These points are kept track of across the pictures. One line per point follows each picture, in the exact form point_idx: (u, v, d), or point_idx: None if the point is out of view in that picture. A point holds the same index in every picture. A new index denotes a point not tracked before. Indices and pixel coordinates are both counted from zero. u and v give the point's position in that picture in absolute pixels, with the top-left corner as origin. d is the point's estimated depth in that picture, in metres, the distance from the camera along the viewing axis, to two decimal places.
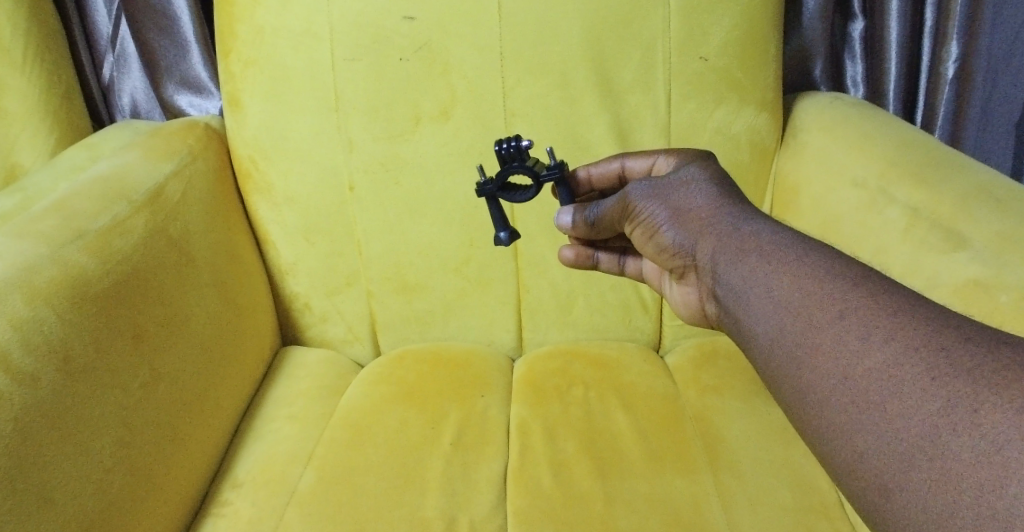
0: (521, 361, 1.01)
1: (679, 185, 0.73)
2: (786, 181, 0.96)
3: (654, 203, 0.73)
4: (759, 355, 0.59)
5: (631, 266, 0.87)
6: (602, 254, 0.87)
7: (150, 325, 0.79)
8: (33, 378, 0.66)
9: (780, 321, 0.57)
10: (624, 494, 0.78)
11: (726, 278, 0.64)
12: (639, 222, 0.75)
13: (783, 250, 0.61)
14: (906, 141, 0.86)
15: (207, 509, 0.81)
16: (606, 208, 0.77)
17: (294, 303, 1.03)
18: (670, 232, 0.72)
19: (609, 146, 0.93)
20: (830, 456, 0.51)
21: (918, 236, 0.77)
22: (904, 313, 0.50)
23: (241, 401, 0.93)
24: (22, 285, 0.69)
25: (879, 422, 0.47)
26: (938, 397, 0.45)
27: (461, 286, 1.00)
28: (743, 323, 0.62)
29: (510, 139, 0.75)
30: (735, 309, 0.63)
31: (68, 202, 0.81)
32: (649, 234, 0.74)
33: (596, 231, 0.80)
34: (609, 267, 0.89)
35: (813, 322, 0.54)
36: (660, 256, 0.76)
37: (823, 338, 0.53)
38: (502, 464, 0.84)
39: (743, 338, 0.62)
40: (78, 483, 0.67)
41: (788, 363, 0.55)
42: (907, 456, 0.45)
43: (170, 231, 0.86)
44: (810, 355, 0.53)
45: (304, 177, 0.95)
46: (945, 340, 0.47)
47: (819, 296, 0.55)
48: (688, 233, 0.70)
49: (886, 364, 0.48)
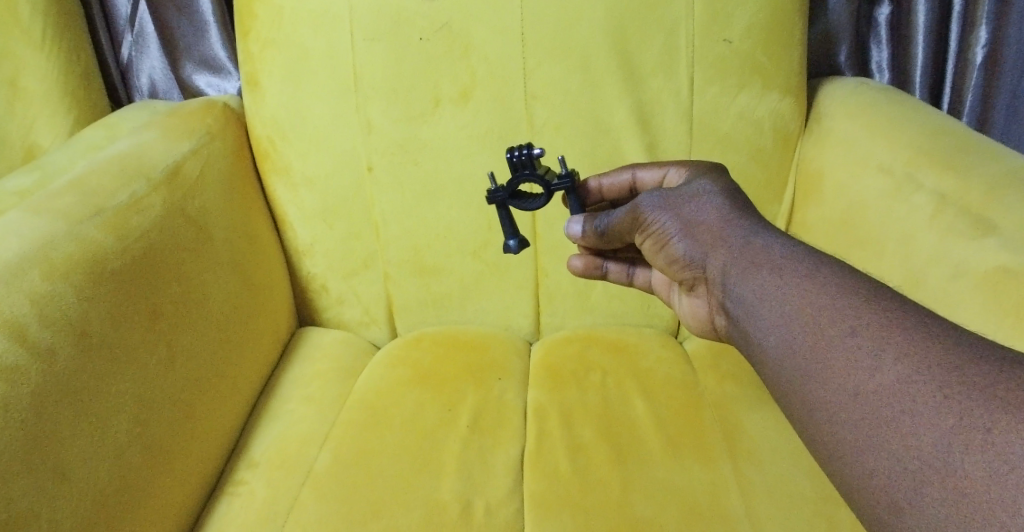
0: (538, 345, 1.00)
1: (692, 196, 0.71)
2: (809, 167, 0.94)
3: (665, 215, 0.72)
4: (768, 369, 0.59)
5: (640, 277, 0.87)
6: (611, 265, 0.86)
7: (167, 304, 0.79)
8: (50, 353, 0.66)
9: (791, 337, 0.57)
10: (641, 481, 0.77)
11: (736, 291, 0.64)
12: (650, 233, 0.73)
13: (795, 264, 0.61)
14: (927, 128, 0.84)
15: (222, 487, 0.82)
16: (616, 219, 0.76)
17: (311, 285, 1.02)
18: (681, 245, 0.71)
19: (631, 129, 0.92)
20: (841, 472, 0.51)
21: (945, 222, 0.76)
22: (916, 330, 0.50)
23: (257, 382, 0.92)
24: (41, 261, 0.70)
25: (891, 439, 0.47)
26: (950, 415, 0.45)
27: (479, 269, 0.99)
28: (752, 337, 0.62)
29: (522, 146, 0.74)
30: (744, 323, 0.63)
31: (87, 180, 0.81)
32: (659, 246, 0.73)
33: (605, 240, 0.78)
34: (617, 278, 0.88)
35: (824, 337, 0.54)
36: (670, 269, 0.75)
37: (834, 354, 0.53)
38: (518, 447, 0.83)
39: (753, 352, 0.62)
40: (97, 458, 0.67)
41: (798, 378, 0.55)
42: (918, 475, 0.45)
43: (189, 209, 0.86)
44: (822, 371, 0.53)
45: (323, 159, 0.94)
46: (957, 358, 0.47)
47: (830, 311, 0.55)
48: (699, 246, 0.70)
49: (898, 382, 0.48)
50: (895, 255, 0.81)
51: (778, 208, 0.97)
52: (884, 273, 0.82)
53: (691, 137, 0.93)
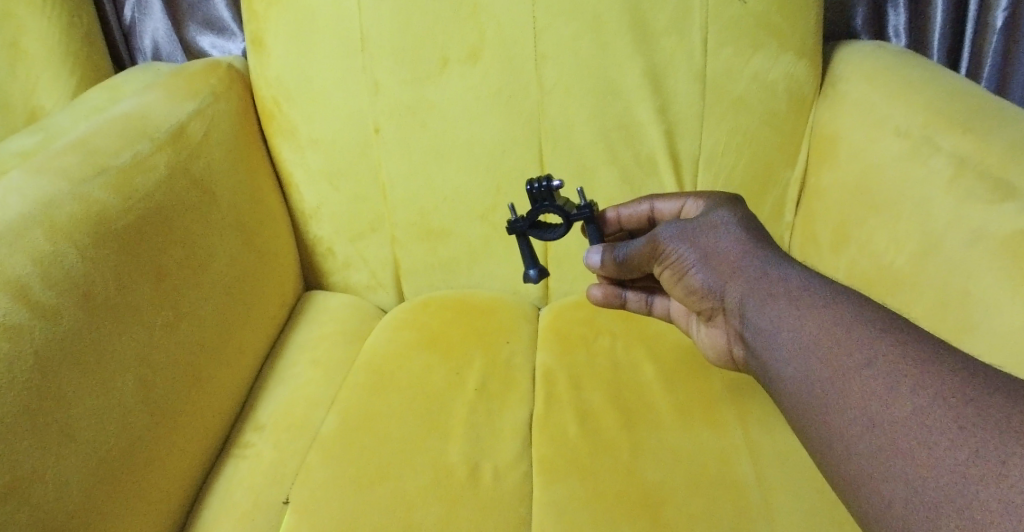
0: (547, 310, 1.00)
1: (710, 228, 0.76)
2: (823, 130, 0.92)
3: (684, 246, 0.77)
4: (790, 399, 0.62)
5: (659, 306, 0.91)
6: (630, 294, 0.90)
7: (172, 265, 0.78)
8: (54, 312, 0.66)
9: (811, 368, 0.60)
10: (650, 445, 0.77)
11: (757, 322, 0.68)
12: (670, 263, 0.79)
13: (814, 298, 0.64)
14: (947, 91, 0.83)
15: (229, 450, 0.81)
16: (636, 249, 0.80)
17: (317, 248, 1.01)
18: (700, 274, 0.76)
19: (643, 91, 0.90)
20: (860, 500, 0.53)
21: (964, 186, 0.74)
22: (931, 363, 0.53)
23: (264, 345, 0.92)
24: (43, 220, 0.69)
25: (906, 470, 0.50)
26: (965, 446, 0.48)
27: (487, 233, 0.98)
28: (773, 368, 0.65)
29: (541, 178, 0.76)
30: (765, 354, 0.67)
31: (90, 139, 0.79)
32: (679, 276, 0.78)
33: (624, 269, 0.82)
34: (637, 307, 0.92)
35: (842, 369, 0.57)
36: (690, 297, 0.79)
37: (852, 386, 0.56)
38: (526, 411, 0.83)
39: (774, 383, 0.65)
40: (101, 421, 0.67)
41: (817, 408, 0.58)
42: (934, 504, 0.48)
43: (193, 170, 0.85)
44: (840, 402, 0.56)
45: (329, 120, 0.93)
46: (972, 390, 0.50)
47: (848, 344, 0.58)
48: (717, 276, 0.74)
49: (914, 412, 0.51)
50: (911, 220, 0.79)
51: (791, 173, 0.95)
52: (898, 239, 0.80)
53: (703, 99, 0.91)
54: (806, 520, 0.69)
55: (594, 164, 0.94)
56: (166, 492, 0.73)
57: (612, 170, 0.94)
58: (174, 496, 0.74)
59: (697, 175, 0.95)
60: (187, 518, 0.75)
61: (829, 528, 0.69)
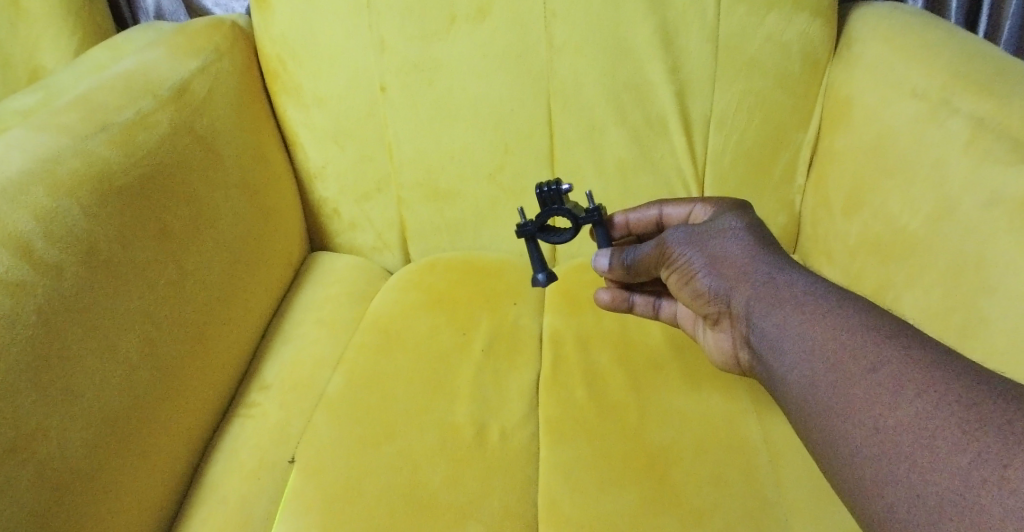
0: (554, 272, 0.99)
1: (718, 233, 0.73)
2: (837, 92, 0.90)
3: (692, 250, 0.74)
4: (793, 404, 0.61)
5: (666, 310, 0.85)
6: (637, 297, 0.86)
7: (177, 224, 0.78)
8: (57, 269, 0.65)
9: (814, 373, 0.59)
10: (657, 407, 0.77)
11: (760, 326, 0.66)
12: (676, 268, 0.76)
13: (818, 301, 0.63)
14: (965, 51, 0.80)
15: (234, 410, 0.81)
16: (643, 253, 0.78)
17: (323, 209, 1.00)
18: (706, 279, 0.73)
19: (654, 49, 0.88)
20: (862, 504, 0.52)
21: (981, 148, 0.72)
22: (935, 368, 0.52)
23: (269, 304, 0.91)
24: (45, 176, 0.68)
25: (909, 474, 0.49)
26: (968, 451, 0.46)
27: (494, 195, 0.97)
28: (776, 372, 0.64)
29: (551, 182, 0.76)
30: (767, 358, 0.65)
31: (92, 96, 0.78)
32: (685, 280, 0.75)
33: (632, 273, 0.80)
34: (644, 311, 0.86)
35: (847, 374, 0.56)
36: (695, 303, 0.76)
37: (856, 391, 0.54)
38: (533, 372, 0.82)
39: (777, 387, 0.64)
40: (105, 381, 0.66)
41: (820, 414, 0.57)
42: (937, 508, 0.47)
43: (197, 127, 0.83)
44: (843, 408, 0.55)
45: (335, 78, 0.91)
46: (976, 397, 0.49)
47: (852, 348, 0.57)
48: (725, 282, 0.71)
49: (918, 417, 0.50)
50: (927, 182, 0.76)
51: (803, 136, 0.93)
52: (913, 201, 0.78)
53: (716, 59, 0.89)
54: (813, 485, 0.69)
55: (603, 124, 0.92)
56: (171, 450, 0.72)
57: (622, 131, 0.92)
58: (180, 455, 0.74)
59: (707, 137, 0.93)
60: (193, 477, 0.75)
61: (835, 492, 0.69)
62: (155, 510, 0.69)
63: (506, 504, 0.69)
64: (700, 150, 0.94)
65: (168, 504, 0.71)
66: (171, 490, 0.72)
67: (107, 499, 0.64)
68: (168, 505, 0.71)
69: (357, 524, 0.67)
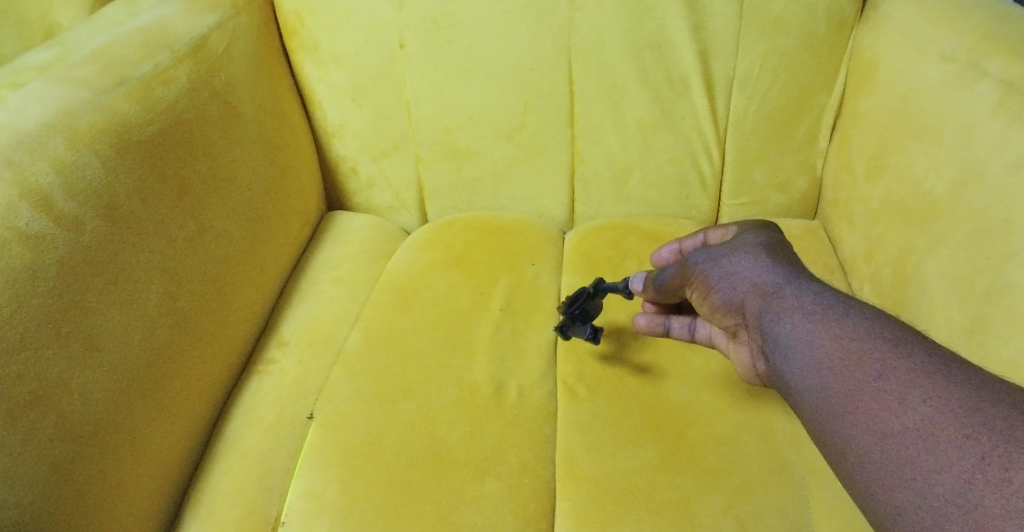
0: (572, 234, 0.99)
1: (734, 249, 0.70)
2: (863, 54, 0.88)
3: (709, 266, 0.71)
4: (800, 411, 0.60)
5: (703, 332, 0.75)
6: (673, 320, 0.77)
7: (194, 179, 0.77)
8: (77, 222, 0.65)
9: (821, 382, 0.57)
10: (676, 368, 0.77)
11: (770, 334, 0.63)
12: (696, 286, 0.72)
13: (824, 307, 0.61)
14: (996, 14, 0.78)
15: (253, 366, 0.81)
16: (668, 274, 0.75)
17: (340, 168, 1.00)
18: (722, 293, 0.69)
19: (678, 8, 0.86)
20: (868, 509, 0.52)
21: (1010, 110, 0.70)
22: (940, 375, 0.51)
23: (287, 262, 0.91)
24: (65, 129, 0.67)
25: (914, 478, 0.49)
26: (971, 455, 0.47)
27: (512, 154, 0.96)
28: (784, 380, 0.62)
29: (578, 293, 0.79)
30: (778, 367, 0.62)
31: (110, 50, 0.77)
32: (704, 296, 0.72)
33: (663, 296, 0.78)
34: (680, 335, 0.77)
35: (853, 381, 0.55)
36: (714, 317, 0.72)
37: (863, 399, 0.54)
38: (551, 331, 0.83)
39: (786, 395, 0.62)
40: (125, 341, 0.66)
41: (827, 421, 0.56)
42: (941, 512, 0.47)
43: (214, 83, 0.83)
44: (849, 414, 0.54)
45: (353, 34, 0.90)
46: (979, 401, 0.49)
47: (858, 355, 0.56)
48: (737, 293, 0.68)
49: (922, 423, 0.50)
50: (954, 145, 0.75)
51: (827, 99, 0.92)
52: (938, 164, 0.76)
53: (741, 19, 0.87)
54: None
55: (624, 84, 0.91)
56: (191, 405, 0.73)
57: (643, 90, 0.91)
58: (200, 409, 0.74)
59: (729, 98, 0.92)
60: (213, 430, 0.76)
61: None
62: (174, 462, 0.70)
63: (523, 460, 0.70)
64: (722, 111, 0.93)
65: (187, 455, 0.72)
66: (191, 443, 0.73)
67: (128, 451, 0.65)
68: (187, 457, 0.72)
69: (376, 478, 0.68)
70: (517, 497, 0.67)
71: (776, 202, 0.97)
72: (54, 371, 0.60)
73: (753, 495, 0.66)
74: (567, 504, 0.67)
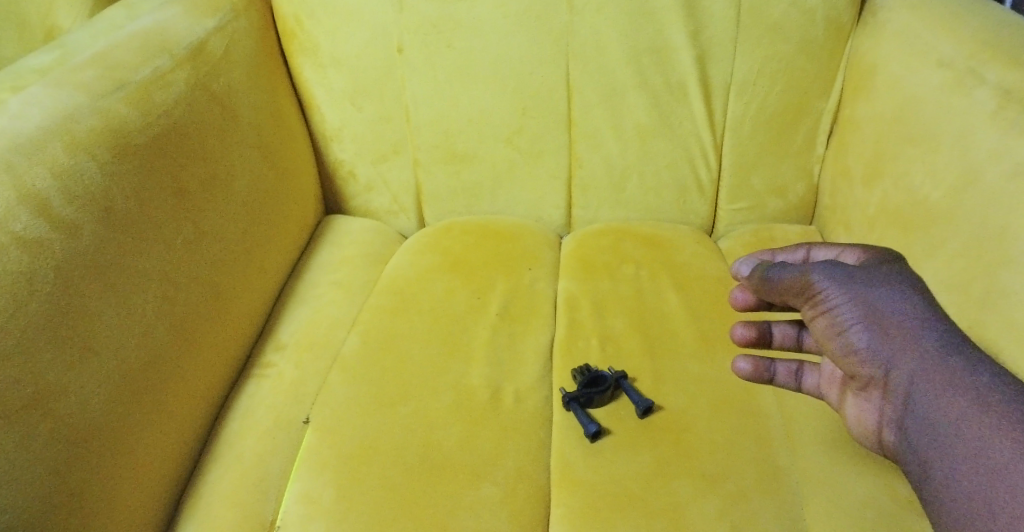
0: (569, 238, 0.99)
1: (882, 283, 0.65)
2: (861, 60, 0.88)
3: (839, 294, 0.66)
4: (930, 483, 0.59)
5: (810, 341, 0.77)
6: (777, 328, 0.77)
7: (193, 183, 0.77)
8: (74, 227, 0.65)
9: (960, 461, 0.57)
10: (672, 374, 0.77)
11: (917, 402, 0.61)
12: (819, 308, 0.67)
13: (971, 379, 0.59)
14: (994, 21, 0.79)
15: (250, 369, 0.81)
16: (785, 276, 0.69)
17: (339, 171, 1.00)
18: (860, 336, 0.65)
19: (677, 13, 0.87)
20: None
21: (1007, 117, 0.69)
22: None
23: (285, 265, 0.92)
24: (63, 133, 0.67)
25: None
26: None
27: (511, 158, 0.97)
28: (921, 451, 0.60)
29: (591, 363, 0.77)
30: (913, 433, 0.61)
31: (108, 53, 0.77)
32: (835, 332, 0.66)
33: (765, 290, 0.72)
34: (783, 343, 0.78)
35: (1008, 466, 0.55)
36: (841, 360, 0.67)
37: (1014, 483, 0.54)
38: (548, 336, 0.83)
39: (914, 464, 0.61)
40: (122, 344, 0.66)
41: (965, 503, 0.56)
42: None
43: (213, 87, 0.83)
44: (1001, 501, 0.54)
45: (353, 38, 0.91)
46: None
47: (1010, 438, 0.55)
48: (887, 346, 0.63)
49: None
50: (951, 152, 0.75)
51: (825, 104, 0.92)
52: (935, 171, 0.76)
53: (739, 24, 0.88)
54: (827, 451, 0.70)
55: (622, 89, 0.91)
56: (188, 408, 0.73)
57: (641, 95, 0.91)
58: (197, 413, 0.74)
59: (727, 104, 0.92)
60: (209, 434, 0.76)
61: (847, 459, 0.69)
62: (170, 467, 0.70)
63: (519, 465, 0.70)
64: (720, 116, 0.93)
65: (183, 459, 0.72)
66: (188, 447, 0.73)
67: (126, 455, 0.65)
68: (183, 461, 0.72)
69: (372, 483, 0.68)
70: (513, 502, 0.67)
71: (774, 207, 0.97)
72: (51, 375, 0.60)
73: (748, 502, 0.66)
74: (562, 509, 0.67)
